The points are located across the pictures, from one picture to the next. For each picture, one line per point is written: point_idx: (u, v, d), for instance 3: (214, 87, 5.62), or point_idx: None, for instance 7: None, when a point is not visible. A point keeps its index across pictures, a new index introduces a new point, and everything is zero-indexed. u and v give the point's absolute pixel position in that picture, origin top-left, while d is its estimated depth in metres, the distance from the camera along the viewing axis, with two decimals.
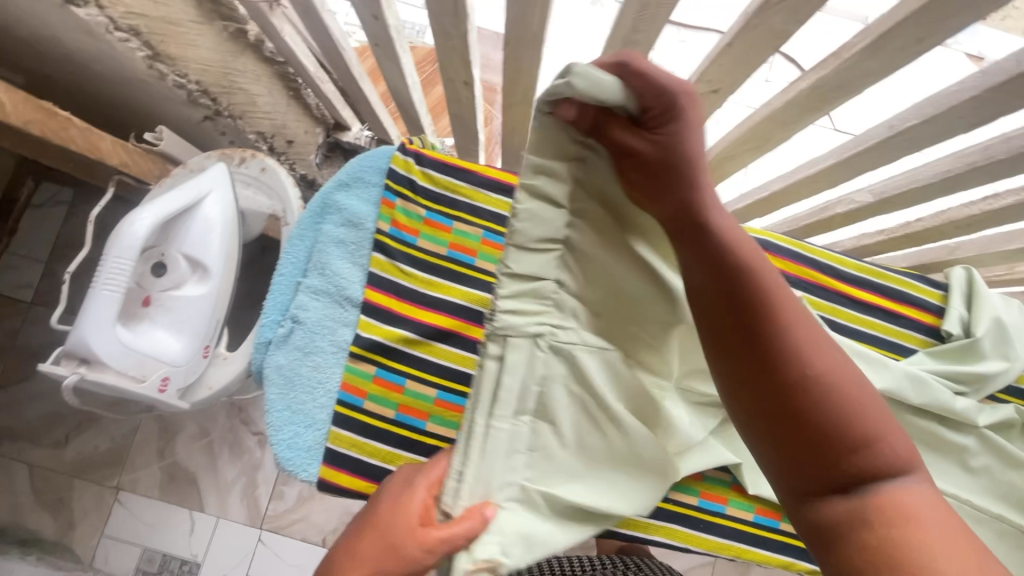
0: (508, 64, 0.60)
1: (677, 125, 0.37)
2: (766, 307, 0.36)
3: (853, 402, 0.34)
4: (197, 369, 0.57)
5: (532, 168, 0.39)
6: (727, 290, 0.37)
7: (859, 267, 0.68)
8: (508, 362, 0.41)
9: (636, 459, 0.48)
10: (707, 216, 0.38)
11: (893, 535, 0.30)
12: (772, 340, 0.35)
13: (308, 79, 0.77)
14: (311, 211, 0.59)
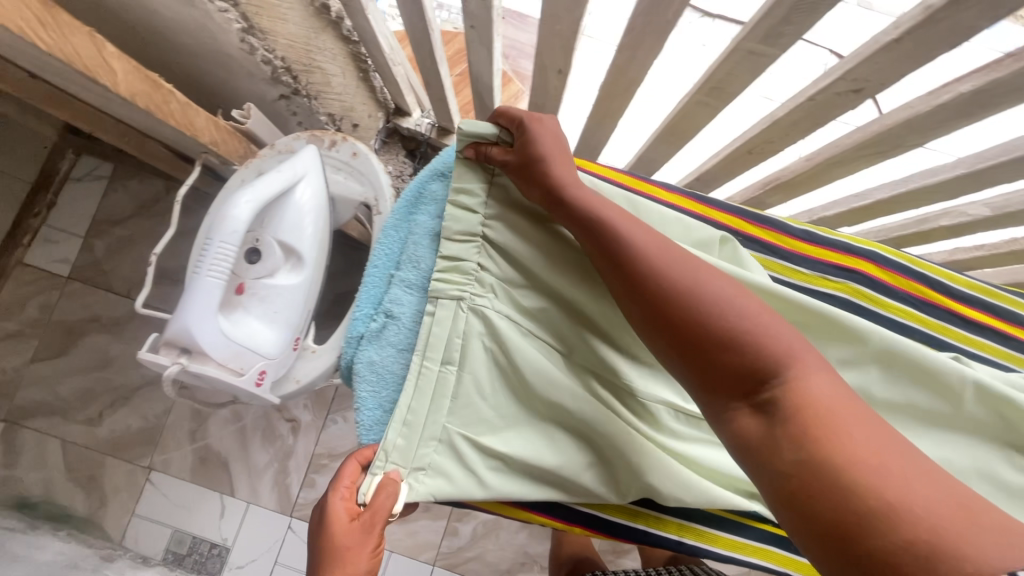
0: (617, 52, 0.56)
1: (527, 130, 0.48)
2: (644, 261, 0.41)
3: (751, 327, 0.37)
4: (289, 361, 0.55)
5: (455, 189, 0.52)
6: (611, 255, 0.43)
7: (971, 284, 0.63)
8: (437, 317, 0.50)
9: (598, 441, 0.50)
10: (573, 191, 0.46)
11: (817, 448, 0.32)
12: (669, 287, 0.39)
13: (382, 61, 0.74)
14: (404, 201, 0.56)
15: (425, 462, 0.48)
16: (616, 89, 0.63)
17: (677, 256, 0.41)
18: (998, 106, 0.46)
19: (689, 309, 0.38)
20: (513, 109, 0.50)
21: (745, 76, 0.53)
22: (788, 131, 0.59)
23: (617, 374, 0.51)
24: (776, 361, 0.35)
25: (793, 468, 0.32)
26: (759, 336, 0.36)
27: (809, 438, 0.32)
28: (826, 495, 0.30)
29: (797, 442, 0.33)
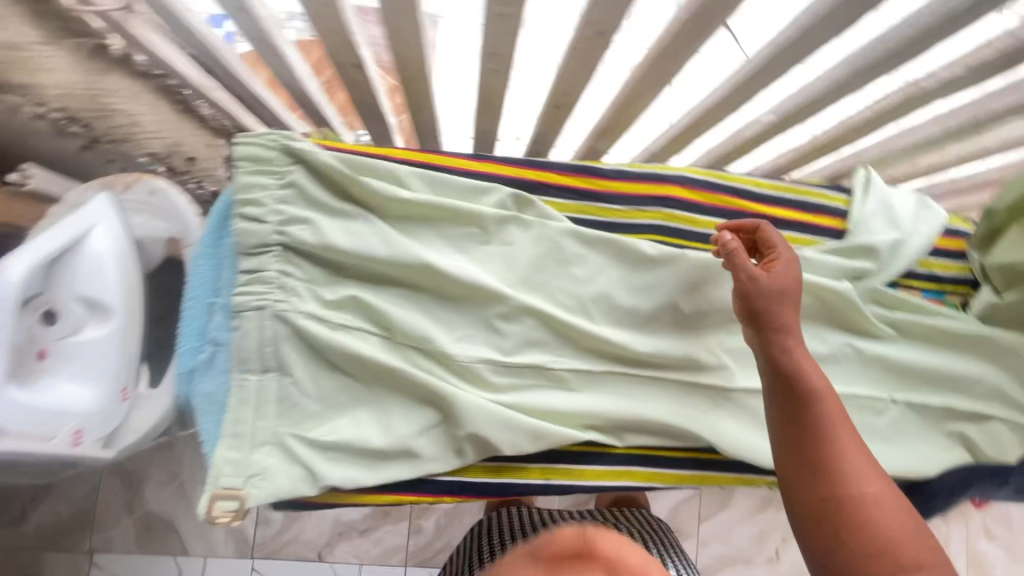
0: (390, 38, 0.57)
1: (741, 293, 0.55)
2: (833, 507, 0.48)
3: (866, 506, 0.47)
4: (116, 412, 0.59)
5: (241, 202, 0.54)
6: (807, 410, 0.52)
7: (773, 186, 0.69)
8: (243, 330, 0.53)
9: (434, 403, 0.54)
10: (805, 377, 0.52)
11: (852, 536, 0.47)
12: (830, 426, 0.51)
13: (199, 90, 0.70)
14: (211, 227, 0.56)
15: (260, 467, 0.51)
16: (411, 72, 0.64)
17: (826, 381, 0.53)
18: (717, 23, 0.48)
19: (798, 382, 0.52)
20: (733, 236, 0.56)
21: (508, 38, 0.55)
22: (573, 81, 0.62)
23: (439, 339, 0.55)
24: (857, 458, 0.50)
25: (830, 531, 0.48)
26: (848, 438, 0.51)
27: (880, 556, 0.45)
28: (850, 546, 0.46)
29: (859, 526, 0.47)
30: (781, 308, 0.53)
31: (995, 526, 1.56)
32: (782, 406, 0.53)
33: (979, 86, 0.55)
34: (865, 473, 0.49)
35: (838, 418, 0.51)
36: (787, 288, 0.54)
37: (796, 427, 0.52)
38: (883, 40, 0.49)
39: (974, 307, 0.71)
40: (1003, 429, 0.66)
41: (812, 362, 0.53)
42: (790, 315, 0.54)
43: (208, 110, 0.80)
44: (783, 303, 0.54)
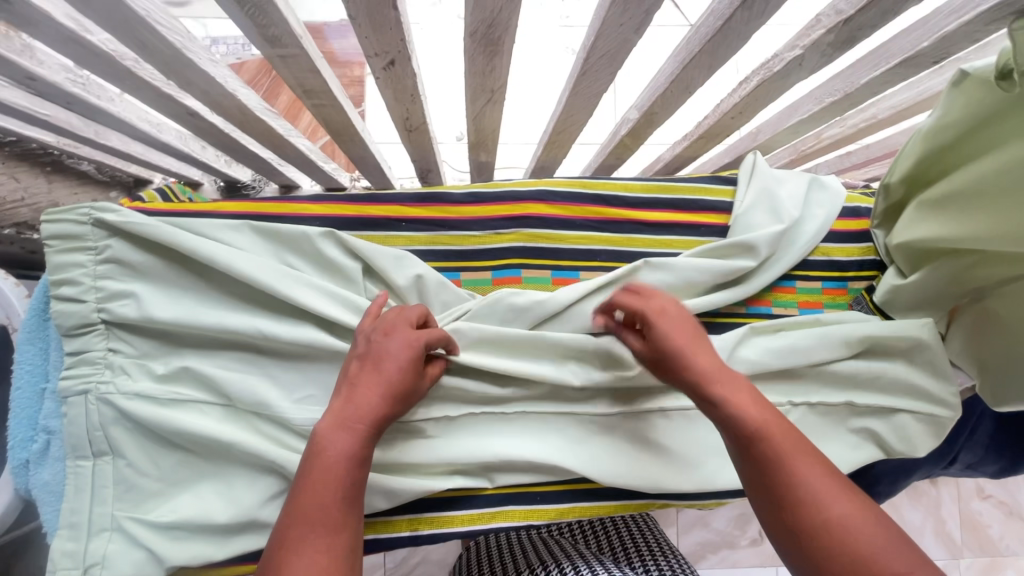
0: (199, 89, 0.55)
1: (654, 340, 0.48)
2: (808, 534, 0.36)
3: (841, 522, 0.36)
4: None
5: (55, 282, 0.51)
6: (750, 438, 0.41)
7: (645, 188, 0.66)
8: (69, 417, 0.50)
9: (277, 469, 0.52)
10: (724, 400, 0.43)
11: (834, 567, 0.35)
12: (768, 447, 0.40)
13: (61, 151, 0.71)
14: (34, 310, 0.53)
15: (98, 557, 0.49)
16: (243, 116, 0.61)
17: (762, 402, 0.42)
18: (504, 39, 0.45)
19: (737, 424, 0.41)
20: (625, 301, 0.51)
21: (308, 75, 0.51)
22: (405, 106, 0.58)
23: (276, 402, 0.53)
24: (822, 480, 0.38)
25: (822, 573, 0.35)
26: (808, 466, 0.39)
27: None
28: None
29: (834, 554, 0.35)
30: (687, 349, 0.46)
31: (987, 484, 1.32)
32: (738, 458, 0.42)
33: (823, 63, 0.51)
34: (834, 491, 0.37)
35: (793, 447, 0.40)
36: (685, 330, 0.47)
37: (754, 472, 0.40)
38: (697, 32, 0.47)
39: (878, 292, 0.66)
40: (910, 421, 0.62)
41: (750, 395, 0.43)
42: (704, 355, 0.45)
43: (87, 166, 0.78)
44: (690, 344, 0.46)
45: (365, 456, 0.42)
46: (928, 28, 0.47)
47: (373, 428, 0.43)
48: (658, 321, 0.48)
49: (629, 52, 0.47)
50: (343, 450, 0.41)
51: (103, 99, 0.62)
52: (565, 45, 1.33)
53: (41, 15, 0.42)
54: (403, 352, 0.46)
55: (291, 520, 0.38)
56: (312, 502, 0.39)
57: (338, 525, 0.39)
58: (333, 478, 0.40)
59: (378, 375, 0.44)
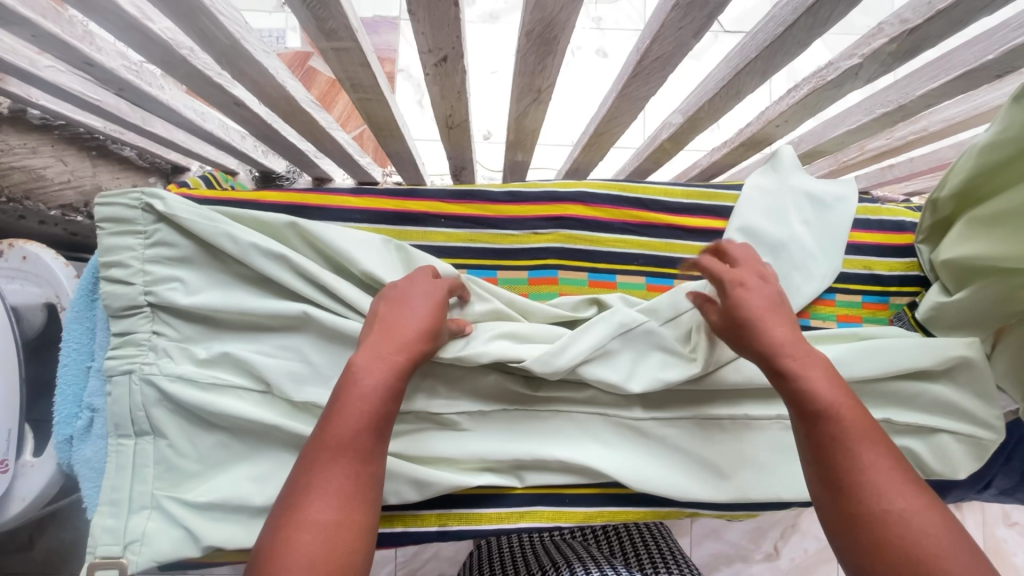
0: (249, 79, 0.55)
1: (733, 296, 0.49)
2: (856, 502, 0.38)
3: (893, 506, 0.37)
4: None
5: (106, 264, 0.52)
6: (818, 416, 0.41)
7: (686, 194, 0.65)
8: (113, 396, 0.51)
9: None
10: (794, 374, 0.43)
11: (887, 553, 0.36)
12: (838, 427, 0.40)
13: (107, 136, 0.73)
14: (82, 289, 0.54)
15: (138, 533, 0.50)
16: (288, 107, 0.62)
17: (838, 385, 0.43)
18: (559, 39, 0.45)
19: (805, 401, 0.42)
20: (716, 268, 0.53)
21: (358, 69, 0.52)
22: (449, 103, 0.58)
23: (313, 390, 0.53)
24: (885, 473, 0.38)
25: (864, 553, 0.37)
26: (873, 457, 0.39)
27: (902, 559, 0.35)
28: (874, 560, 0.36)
29: (889, 539, 0.36)
30: (765, 324, 0.46)
31: (1015, 511, 1.28)
32: (800, 428, 0.43)
33: (881, 72, 0.50)
34: (899, 487, 0.38)
35: (861, 434, 0.40)
36: (770, 305, 0.48)
37: (818, 447, 0.41)
38: (753, 39, 0.46)
39: (921, 308, 0.65)
40: (949, 442, 0.60)
41: (825, 371, 0.43)
42: (785, 332, 0.46)
43: (129, 151, 0.79)
44: (767, 318, 0.47)
45: (393, 394, 0.43)
46: (994, 41, 0.46)
47: (406, 362, 0.44)
48: (740, 285, 0.49)
49: (683, 56, 0.46)
50: (370, 385, 0.42)
51: (154, 87, 0.63)
52: (598, 46, 1.33)
53: (110, 3, 0.43)
54: (424, 296, 0.49)
55: (323, 442, 0.39)
56: (339, 431, 0.40)
57: (363, 457, 0.40)
58: (366, 406, 0.41)
59: (391, 322, 0.47)
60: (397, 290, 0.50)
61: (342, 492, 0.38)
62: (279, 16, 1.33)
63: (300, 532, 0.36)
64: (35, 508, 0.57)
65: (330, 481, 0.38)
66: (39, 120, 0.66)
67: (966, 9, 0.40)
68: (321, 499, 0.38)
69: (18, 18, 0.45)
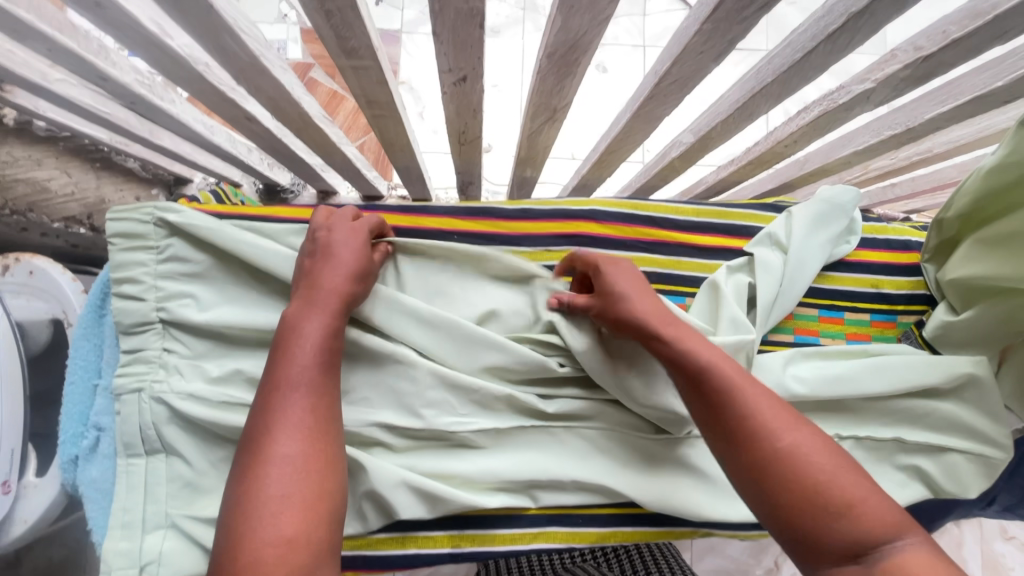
0: (263, 95, 0.55)
1: (597, 282, 0.52)
2: (763, 464, 0.39)
3: (797, 461, 0.38)
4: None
5: (118, 279, 0.52)
6: (705, 378, 0.43)
7: (695, 212, 0.65)
8: (122, 414, 0.50)
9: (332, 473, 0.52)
10: (686, 342, 0.45)
11: (798, 509, 0.37)
12: (713, 385, 0.42)
13: (112, 148, 0.73)
14: (90, 306, 0.54)
15: (155, 553, 0.49)
16: (302, 122, 0.61)
17: (719, 352, 0.45)
18: (580, 60, 0.45)
19: (691, 365, 0.44)
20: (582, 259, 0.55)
21: (375, 87, 0.52)
22: (464, 121, 0.59)
23: None
24: (771, 414, 0.40)
25: (777, 505, 0.38)
26: (761, 399, 0.41)
27: (829, 518, 0.36)
28: (778, 504, 0.38)
29: (794, 493, 0.37)
30: (635, 294, 0.49)
31: (1011, 525, 1.29)
32: (691, 400, 0.44)
33: (892, 96, 0.51)
34: (816, 446, 0.39)
35: (754, 391, 0.42)
36: (629, 285, 0.50)
37: (710, 415, 0.42)
38: (770, 63, 0.47)
39: (928, 326, 0.65)
40: (960, 461, 0.61)
41: (699, 338, 0.46)
42: (647, 304, 0.48)
43: (133, 163, 0.79)
44: (637, 291, 0.49)
45: (337, 333, 0.45)
46: (1003, 68, 0.47)
47: (336, 309, 0.46)
48: (606, 268, 0.52)
49: (700, 79, 0.47)
50: (316, 324, 0.44)
51: (166, 100, 0.62)
52: (598, 61, 1.34)
53: (132, 20, 0.43)
54: (350, 239, 0.50)
55: (273, 383, 0.41)
56: (286, 369, 0.42)
57: (317, 387, 0.42)
58: (309, 343, 0.43)
59: (328, 261, 0.48)
60: (327, 231, 0.50)
61: (303, 427, 0.40)
62: (281, 28, 1.33)
63: (270, 467, 0.38)
64: (37, 531, 0.56)
65: (289, 412, 0.41)
66: (44, 132, 0.66)
67: (982, 37, 0.40)
68: (276, 431, 0.40)
69: (35, 33, 0.45)
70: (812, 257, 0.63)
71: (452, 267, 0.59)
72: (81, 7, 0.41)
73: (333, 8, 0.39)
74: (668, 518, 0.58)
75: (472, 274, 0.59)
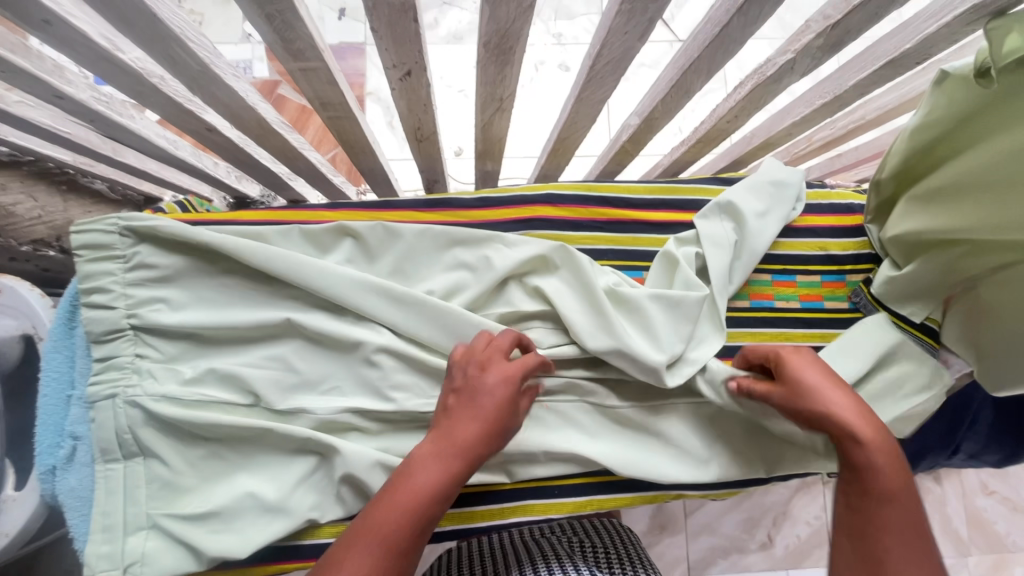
0: (218, 102, 0.57)
1: (789, 367, 0.52)
2: None
3: None
4: None
5: (87, 290, 0.53)
6: (870, 498, 0.46)
7: (648, 189, 0.68)
8: (97, 421, 0.51)
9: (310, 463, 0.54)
10: (871, 465, 0.46)
11: None
12: (881, 515, 0.45)
13: (77, 169, 0.74)
14: (61, 319, 0.55)
15: (138, 554, 0.50)
16: (261, 129, 0.63)
17: (910, 493, 0.45)
18: (515, 48, 0.48)
19: (871, 477, 0.46)
20: (767, 348, 0.55)
21: (327, 87, 0.54)
22: (417, 116, 0.61)
23: (307, 399, 0.54)
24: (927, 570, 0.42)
25: None
26: (911, 555, 0.43)
27: None
28: None
29: None
30: (834, 398, 0.49)
31: (991, 480, 1.33)
32: (847, 506, 0.47)
33: (814, 65, 0.54)
34: None
35: (906, 527, 0.44)
36: (822, 384, 0.50)
37: (856, 522, 0.46)
38: (695, 40, 0.50)
39: (876, 283, 0.68)
40: (912, 408, 0.64)
41: (894, 460, 0.46)
42: (844, 403, 0.48)
43: (100, 184, 0.80)
44: (836, 394, 0.49)
45: (509, 411, 0.50)
46: (910, 31, 0.51)
47: (452, 478, 0.46)
48: (792, 361, 0.52)
49: (632, 59, 0.50)
50: (468, 436, 0.47)
51: (126, 117, 0.64)
52: (559, 60, 1.38)
53: (80, 37, 0.44)
54: (501, 389, 0.49)
55: (367, 518, 0.43)
56: (383, 523, 0.42)
57: (409, 528, 0.43)
58: (416, 498, 0.44)
59: (452, 426, 0.48)
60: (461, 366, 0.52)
61: (376, 544, 0.41)
62: (246, 48, 1.35)
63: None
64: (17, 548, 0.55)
65: (372, 539, 0.41)
66: (6, 157, 0.67)
67: (878, 3, 0.44)
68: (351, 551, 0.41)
69: None
70: (759, 224, 0.67)
71: (417, 258, 0.61)
72: (30, 26, 0.43)
73: (272, 10, 0.41)
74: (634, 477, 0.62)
75: (436, 263, 0.61)
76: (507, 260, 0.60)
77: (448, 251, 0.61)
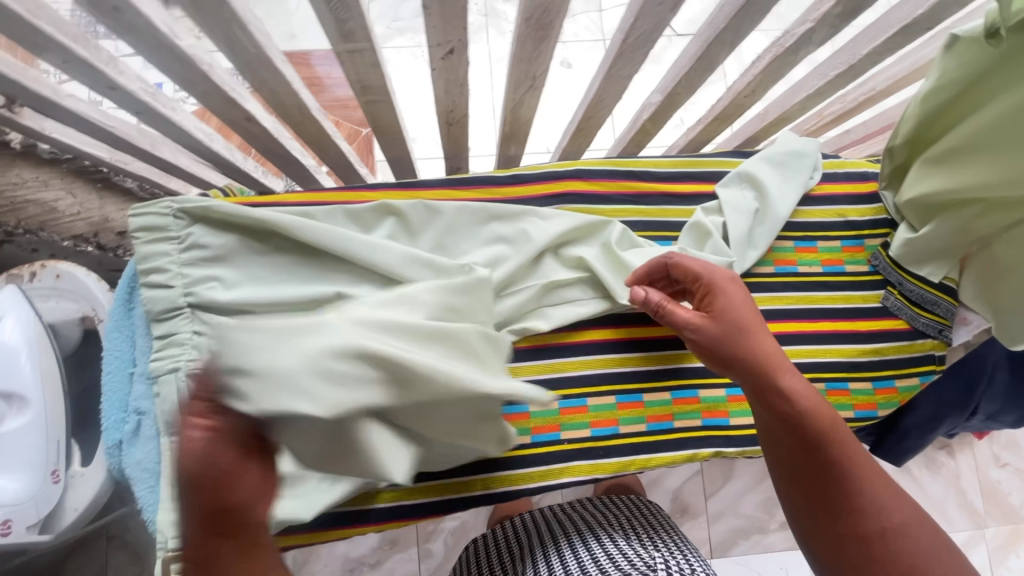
0: (263, 88, 0.59)
1: (715, 295, 0.54)
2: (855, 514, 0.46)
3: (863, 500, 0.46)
4: (52, 496, 0.56)
5: (147, 271, 0.55)
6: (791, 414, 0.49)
7: (673, 163, 0.71)
8: (161, 394, 0.53)
9: None
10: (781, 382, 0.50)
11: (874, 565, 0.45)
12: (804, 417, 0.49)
13: (113, 166, 0.75)
14: (119, 300, 0.57)
15: None
16: (299, 116, 0.66)
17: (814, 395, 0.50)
18: (554, 23, 0.50)
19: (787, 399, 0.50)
20: (690, 264, 0.56)
21: (369, 70, 0.57)
22: (451, 98, 0.64)
23: None
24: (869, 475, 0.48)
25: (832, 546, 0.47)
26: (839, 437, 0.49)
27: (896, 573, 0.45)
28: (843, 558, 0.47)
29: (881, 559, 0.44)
30: (750, 331, 0.52)
31: (1003, 452, 1.35)
32: (775, 422, 0.50)
33: (832, 33, 0.57)
34: (882, 490, 0.46)
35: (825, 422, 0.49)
36: (741, 315, 0.53)
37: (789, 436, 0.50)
38: (721, 11, 0.53)
39: (893, 246, 0.70)
40: None
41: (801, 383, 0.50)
42: (770, 347, 0.51)
43: (132, 182, 0.82)
44: (752, 327, 0.52)
45: (229, 478, 0.36)
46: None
47: (202, 524, 0.36)
48: (727, 288, 0.54)
49: (662, 31, 0.53)
50: (190, 523, 0.36)
51: (169, 110, 0.66)
52: (563, 57, 1.41)
53: (145, 22, 0.47)
54: (258, 489, 0.37)
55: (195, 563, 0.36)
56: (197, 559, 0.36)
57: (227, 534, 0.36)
58: (206, 513, 0.36)
59: (217, 504, 0.36)
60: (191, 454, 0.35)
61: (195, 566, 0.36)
62: None
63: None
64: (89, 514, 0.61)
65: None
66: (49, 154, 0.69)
67: None
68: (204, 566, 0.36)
69: (54, 43, 0.49)
70: (779, 193, 0.70)
71: (457, 231, 0.63)
72: (100, 13, 0.45)
73: None
74: (662, 431, 0.63)
75: (474, 236, 0.64)
76: (544, 232, 0.63)
77: (486, 225, 0.64)
